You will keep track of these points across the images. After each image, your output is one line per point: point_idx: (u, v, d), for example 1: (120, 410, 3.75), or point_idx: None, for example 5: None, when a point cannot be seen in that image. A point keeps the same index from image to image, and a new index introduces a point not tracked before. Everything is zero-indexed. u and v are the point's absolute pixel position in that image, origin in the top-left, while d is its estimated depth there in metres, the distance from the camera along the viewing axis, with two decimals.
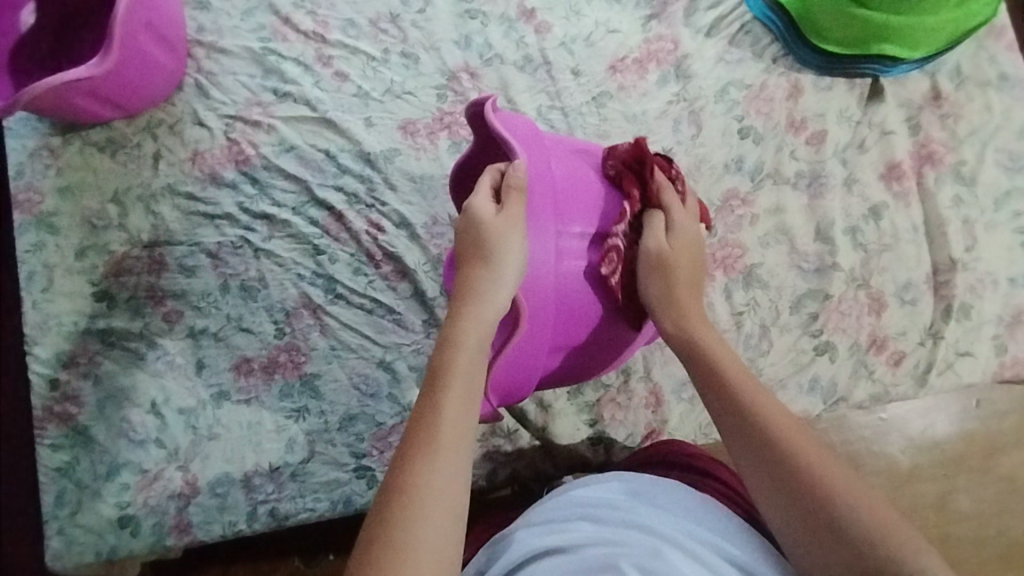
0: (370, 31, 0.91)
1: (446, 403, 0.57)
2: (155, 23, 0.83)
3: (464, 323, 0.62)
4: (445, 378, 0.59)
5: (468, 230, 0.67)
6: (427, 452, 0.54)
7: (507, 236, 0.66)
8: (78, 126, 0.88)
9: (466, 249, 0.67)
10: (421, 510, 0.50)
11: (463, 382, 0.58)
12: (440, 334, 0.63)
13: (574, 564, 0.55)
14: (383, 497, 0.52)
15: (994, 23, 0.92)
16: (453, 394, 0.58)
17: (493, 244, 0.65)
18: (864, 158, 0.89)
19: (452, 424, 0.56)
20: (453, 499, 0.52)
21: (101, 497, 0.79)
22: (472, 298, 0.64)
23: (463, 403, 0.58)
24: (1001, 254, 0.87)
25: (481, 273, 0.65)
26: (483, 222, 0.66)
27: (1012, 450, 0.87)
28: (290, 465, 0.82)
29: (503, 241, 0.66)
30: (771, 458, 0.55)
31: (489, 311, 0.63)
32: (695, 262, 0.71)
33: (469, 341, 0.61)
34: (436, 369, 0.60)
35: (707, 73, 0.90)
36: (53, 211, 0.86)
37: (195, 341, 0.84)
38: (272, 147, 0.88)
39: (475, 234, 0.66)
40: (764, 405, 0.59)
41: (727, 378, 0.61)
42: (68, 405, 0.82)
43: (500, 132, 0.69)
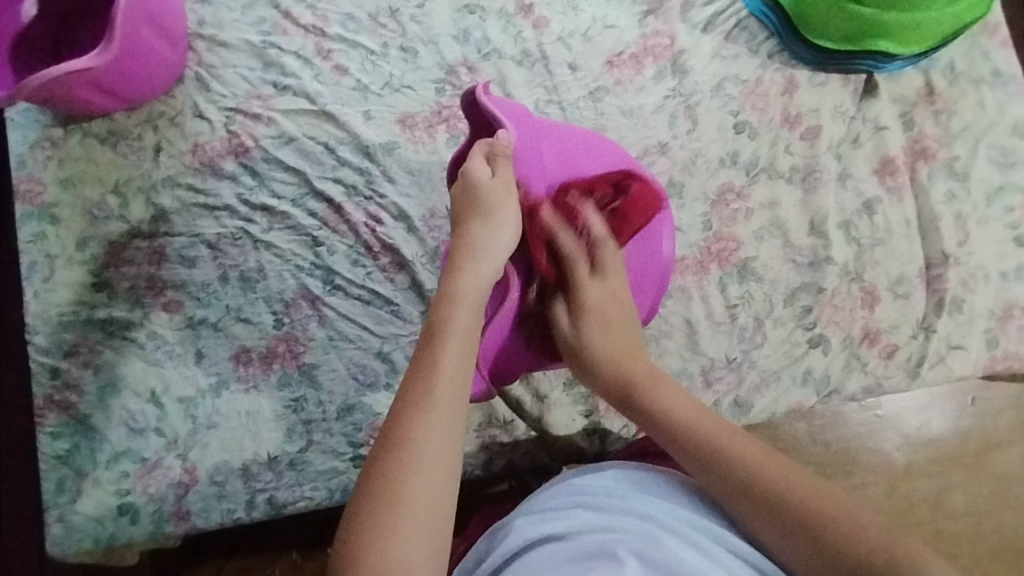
0: (369, 25, 0.92)
1: (443, 358, 0.58)
2: (156, 15, 0.83)
3: (462, 279, 0.64)
4: (442, 335, 0.60)
5: (462, 193, 0.69)
6: (423, 407, 0.55)
7: (503, 197, 0.68)
8: (79, 118, 0.89)
9: (462, 208, 0.69)
10: (417, 468, 0.52)
11: (459, 338, 0.60)
12: (438, 292, 0.64)
13: (572, 548, 0.56)
14: (378, 455, 0.54)
15: (988, 19, 0.93)
16: (449, 349, 0.59)
17: (489, 207, 0.68)
18: (858, 153, 0.89)
19: (448, 381, 0.57)
20: (449, 449, 0.54)
21: (100, 484, 0.80)
22: (470, 255, 0.66)
23: (460, 355, 0.59)
24: (992, 250, 0.87)
25: (479, 230, 0.67)
26: (477, 187, 0.68)
27: (1008, 447, 0.95)
28: (289, 454, 0.83)
29: (501, 204, 0.68)
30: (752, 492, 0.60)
31: (487, 268, 0.65)
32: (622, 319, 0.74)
33: (467, 298, 0.63)
34: (434, 326, 0.61)
35: (704, 69, 0.91)
36: (54, 201, 0.87)
37: (195, 332, 0.85)
38: (271, 140, 0.89)
39: (472, 196, 0.68)
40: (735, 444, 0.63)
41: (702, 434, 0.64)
42: (68, 393, 0.83)
43: (491, 112, 0.75)
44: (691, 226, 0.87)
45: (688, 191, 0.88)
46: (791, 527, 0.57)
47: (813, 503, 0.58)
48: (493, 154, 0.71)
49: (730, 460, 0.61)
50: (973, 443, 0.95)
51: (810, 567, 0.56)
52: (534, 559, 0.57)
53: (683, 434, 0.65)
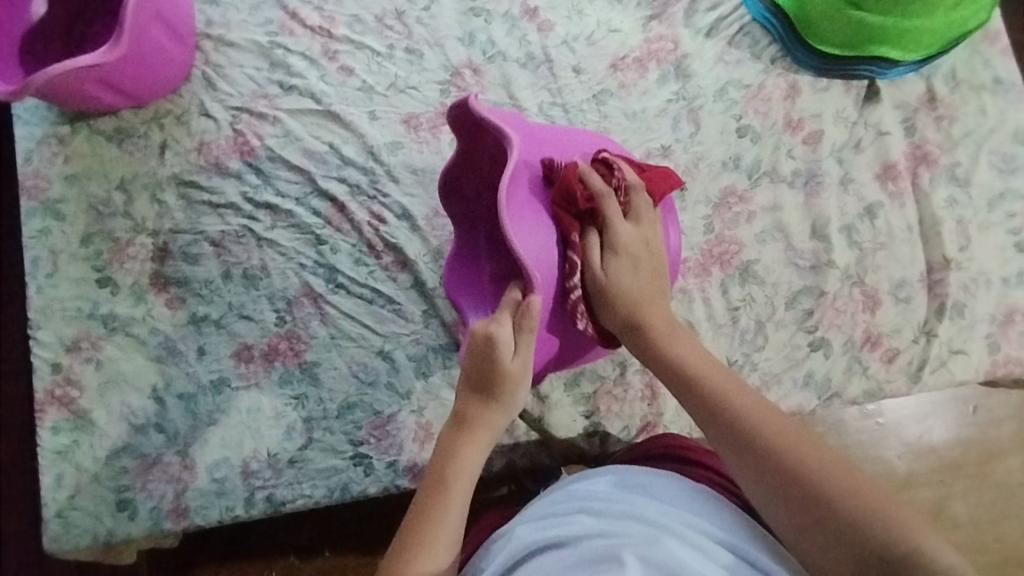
0: (375, 27, 0.93)
1: (444, 523, 0.61)
2: (165, 14, 0.84)
3: (464, 446, 0.65)
4: (447, 488, 0.63)
5: (480, 352, 0.67)
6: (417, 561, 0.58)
7: (519, 382, 0.67)
8: (87, 115, 0.89)
9: (473, 370, 0.67)
10: None
11: (459, 512, 0.62)
12: (445, 436, 0.66)
13: (573, 554, 0.56)
14: None
15: (989, 27, 0.93)
16: (452, 517, 0.61)
17: (504, 386, 0.67)
18: (860, 158, 0.90)
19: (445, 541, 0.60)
20: None
21: (99, 480, 0.81)
22: (475, 427, 0.66)
23: (459, 525, 0.61)
24: (994, 255, 0.88)
25: (491, 402, 0.67)
26: (501, 365, 0.66)
27: (1009, 457, 0.95)
28: (288, 452, 0.82)
29: (516, 389, 0.67)
30: (754, 459, 0.60)
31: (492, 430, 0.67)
32: (653, 263, 0.74)
33: (473, 455, 0.65)
34: (442, 480, 0.63)
35: (707, 73, 0.92)
36: (60, 197, 0.87)
37: (197, 328, 0.85)
38: (276, 139, 0.90)
39: (487, 364, 0.67)
40: (740, 405, 0.63)
41: (728, 402, 0.63)
42: (69, 388, 0.83)
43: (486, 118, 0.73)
44: (694, 229, 0.87)
45: (691, 193, 0.88)
46: (795, 492, 0.57)
47: (813, 475, 0.57)
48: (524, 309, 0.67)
49: (737, 420, 0.62)
50: (974, 451, 0.95)
51: (797, 526, 0.57)
52: (536, 568, 0.56)
53: (704, 392, 0.65)
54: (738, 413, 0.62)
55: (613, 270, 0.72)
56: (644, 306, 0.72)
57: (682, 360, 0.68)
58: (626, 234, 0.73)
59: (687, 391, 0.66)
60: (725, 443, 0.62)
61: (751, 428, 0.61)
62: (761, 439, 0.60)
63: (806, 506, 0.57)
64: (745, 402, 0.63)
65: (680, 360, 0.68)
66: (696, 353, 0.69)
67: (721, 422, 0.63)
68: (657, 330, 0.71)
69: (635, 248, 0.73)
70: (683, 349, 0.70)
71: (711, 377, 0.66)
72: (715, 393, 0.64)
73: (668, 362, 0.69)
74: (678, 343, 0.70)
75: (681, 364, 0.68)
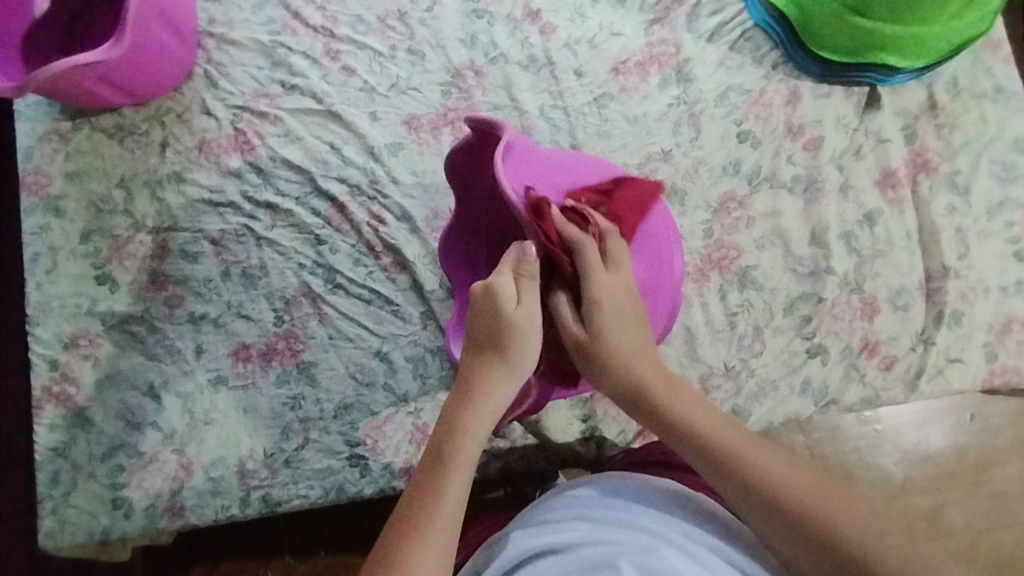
0: (378, 27, 0.93)
1: (446, 492, 0.59)
2: (168, 12, 0.84)
3: (470, 413, 0.65)
4: (449, 461, 0.61)
5: (484, 309, 0.68)
6: (422, 534, 0.57)
7: (525, 334, 0.67)
8: (89, 112, 0.89)
9: (480, 332, 0.68)
10: None
11: (461, 477, 0.61)
12: (446, 416, 0.65)
13: (569, 562, 0.56)
14: None
15: (991, 35, 0.93)
16: (454, 485, 0.60)
17: (511, 343, 0.66)
18: (860, 165, 0.90)
19: (448, 511, 0.59)
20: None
21: (96, 477, 0.81)
22: (481, 391, 0.66)
23: (461, 497, 0.60)
24: (993, 263, 0.88)
25: (494, 363, 0.67)
26: (503, 314, 0.67)
27: (1005, 465, 0.95)
28: (285, 452, 0.83)
29: (522, 341, 0.67)
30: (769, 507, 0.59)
31: (497, 402, 0.66)
32: (636, 309, 0.72)
33: (474, 428, 0.64)
34: (442, 453, 0.62)
35: (708, 78, 0.92)
36: (60, 194, 0.88)
37: (195, 327, 0.85)
38: (277, 138, 0.90)
39: (493, 321, 0.67)
40: (744, 454, 0.61)
41: (727, 449, 0.62)
42: (66, 385, 0.83)
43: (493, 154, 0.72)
44: (693, 234, 0.87)
45: (691, 199, 0.88)
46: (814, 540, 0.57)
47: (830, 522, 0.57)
48: (520, 273, 0.69)
49: (743, 468, 0.60)
50: (971, 459, 0.95)
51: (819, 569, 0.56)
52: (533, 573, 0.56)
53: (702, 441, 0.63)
54: (740, 461, 0.61)
55: (596, 320, 0.70)
56: (632, 352, 0.70)
57: (674, 404, 0.66)
58: (607, 282, 0.71)
59: (679, 438, 0.64)
60: (733, 491, 0.61)
61: (756, 475, 0.60)
62: (770, 489, 0.59)
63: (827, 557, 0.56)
64: (746, 450, 0.61)
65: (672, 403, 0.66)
66: (688, 399, 0.67)
67: (725, 471, 0.61)
68: (643, 375, 0.68)
69: (616, 295, 0.71)
70: (670, 388, 0.68)
71: (710, 425, 0.64)
72: (711, 440, 0.63)
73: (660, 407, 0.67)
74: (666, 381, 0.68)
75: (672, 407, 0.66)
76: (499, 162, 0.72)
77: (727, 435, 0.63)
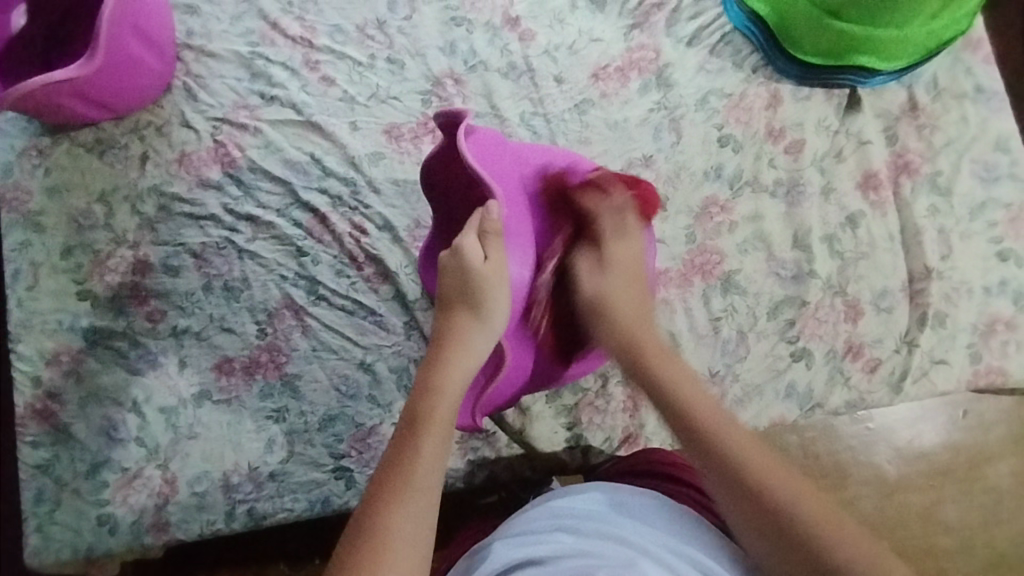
0: (357, 37, 0.92)
1: (426, 442, 0.58)
2: (142, 27, 0.83)
3: (446, 368, 0.65)
4: (425, 422, 0.60)
5: (452, 269, 0.70)
6: (401, 492, 0.55)
7: (493, 284, 0.69)
8: (68, 127, 0.89)
9: (450, 290, 0.70)
10: (390, 556, 0.51)
11: (441, 427, 0.60)
12: (420, 379, 0.65)
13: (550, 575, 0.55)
14: (352, 540, 0.53)
15: (971, 35, 0.93)
16: (430, 442, 0.58)
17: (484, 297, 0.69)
18: (842, 167, 0.90)
19: (428, 465, 0.57)
20: (422, 544, 0.53)
21: (80, 495, 0.80)
22: (456, 345, 0.67)
23: (439, 453, 0.58)
24: (977, 264, 0.87)
25: (466, 320, 0.69)
26: (472, 271, 0.69)
27: (999, 461, 0.94)
28: (269, 465, 0.82)
29: (494, 294, 0.69)
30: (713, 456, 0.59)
31: (470, 358, 0.67)
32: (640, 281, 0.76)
33: (448, 387, 0.63)
34: (417, 414, 0.61)
35: (688, 82, 0.91)
36: (40, 210, 0.87)
37: (178, 341, 0.85)
38: (257, 150, 0.89)
39: (461, 277, 0.69)
40: (701, 405, 0.63)
41: (706, 426, 0.61)
42: (49, 402, 0.82)
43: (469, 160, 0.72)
44: (675, 239, 0.87)
45: (673, 204, 0.88)
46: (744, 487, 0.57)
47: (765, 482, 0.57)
48: (484, 233, 0.71)
49: (698, 418, 0.62)
50: (964, 456, 0.94)
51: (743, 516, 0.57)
52: None
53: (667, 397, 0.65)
54: (746, 459, 0.58)
55: (602, 304, 0.74)
56: (628, 331, 0.72)
57: (686, 400, 0.64)
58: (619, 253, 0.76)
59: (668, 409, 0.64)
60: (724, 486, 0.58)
61: (720, 442, 0.60)
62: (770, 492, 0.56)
63: (769, 527, 0.56)
64: (756, 456, 0.58)
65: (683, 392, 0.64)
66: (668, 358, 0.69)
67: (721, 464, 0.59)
68: (649, 355, 0.69)
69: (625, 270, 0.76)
70: (682, 381, 0.66)
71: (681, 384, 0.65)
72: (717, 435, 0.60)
73: (667, 393, 0.65)
74: (675, 373, 0.67)
75: (681, 399, 0.64)
76: (461, 141, 0.73)
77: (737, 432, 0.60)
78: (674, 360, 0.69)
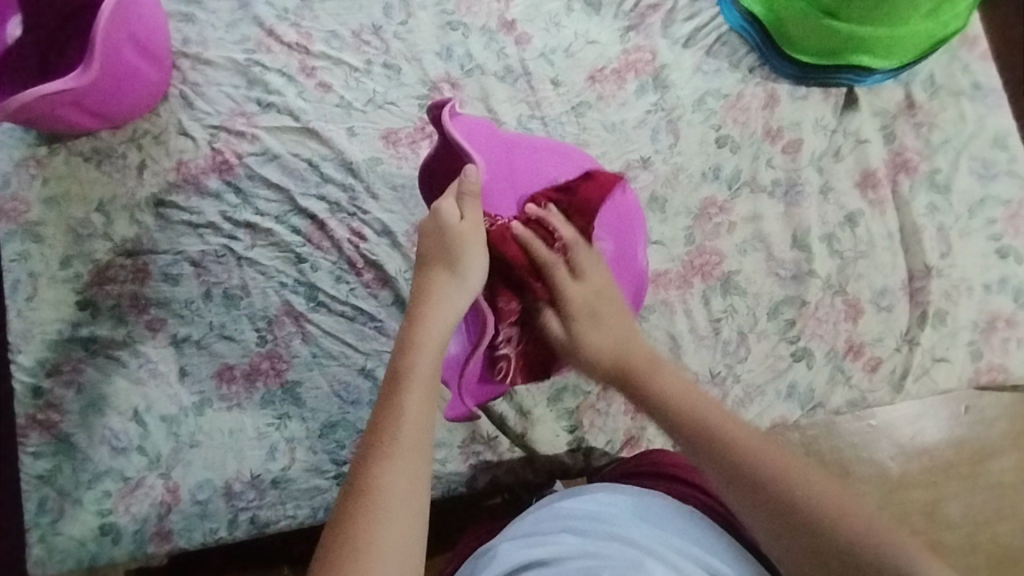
0: (352, 43, 0.92)
1: (411, 400, 0.58)
2: (139, 36, 0.83)
3: (425, 326, 0.63)
4: (408, 379, 0.59)
5: (430, 232, 0.68)
6: (390, 449, 0.54)
7: (471, 243, 0.67)
8: (65, 137, 0.89)
9: (428, 251, 0.68)
10: (385, 513, 0.51)
11: (425, 386, 0.58)
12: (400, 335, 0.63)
13: None
14: (345, 501, 0.53)
15: (967, 32, 0.93)
16: (415, 398, 0.58)
17: (460, 253, 0.66)
18: (840, 166, 0.90)
19: (414, 421, 0.56)
20: (414, 498, 0.53)
21: (82, 504, 0.80)
22: (433, 303, 0.64)
23: (425, 408, 0.58)
24: (976, 261, 0.87)
25: (443, 277, 0.66)
26: (449, 230, 0.67)
27: (1002, 456, 0.94)
28: (272, 472, 0.82)
29: (469, 251, 0.66)
30: (684, 428, 0.61)
31: (448, 312, 0.64)
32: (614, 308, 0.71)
33: (428, 344, 0.62)
34: (399, 369, 0.60)
35: (685, 83, 0.91)
36: (39, 220, 0.87)
37: (178, 350, 0.85)
38: (255, 157, 0.89)
39: (438, 240, 0.67)
40: (671, 390, 0.64)
41: (676, 406, 0.62)
42: (50, 413, 0.82)
43: (452, 138, 0.72)
44: (675, 240, 0.87)
45: (671, 205, 0.88)
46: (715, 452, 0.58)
47: (735, 445, 0.58)
48: (463, 194, 0.69)
49: (662, 399, 0.64)
50: (968, 452, 0.94)
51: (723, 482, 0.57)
52: None
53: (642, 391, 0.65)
54: (768, 475, 0.55)
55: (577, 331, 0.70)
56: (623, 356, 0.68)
57: (671, 397, 0.63)
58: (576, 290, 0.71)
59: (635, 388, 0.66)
60: (747, 500, 0.56)
61: (689, 417, 0.61)
62: (820, 522, 0.53)
63: (745, 489, 0.56)
64: (743, 435, 0.58)
65: (728, 438, 0.58)
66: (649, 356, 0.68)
67: (730, 474, 0.57)
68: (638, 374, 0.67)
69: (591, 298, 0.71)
70: (676, 387, 0.64)
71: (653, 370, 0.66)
72: (768, 489, 0.55)
73: (665, 406, 0.63)
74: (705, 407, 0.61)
75: (680, 408, 0.62)
76: (445, 121, 0.72)
77: (789, 477, 0.55)
78: (680, 384, 0.65)
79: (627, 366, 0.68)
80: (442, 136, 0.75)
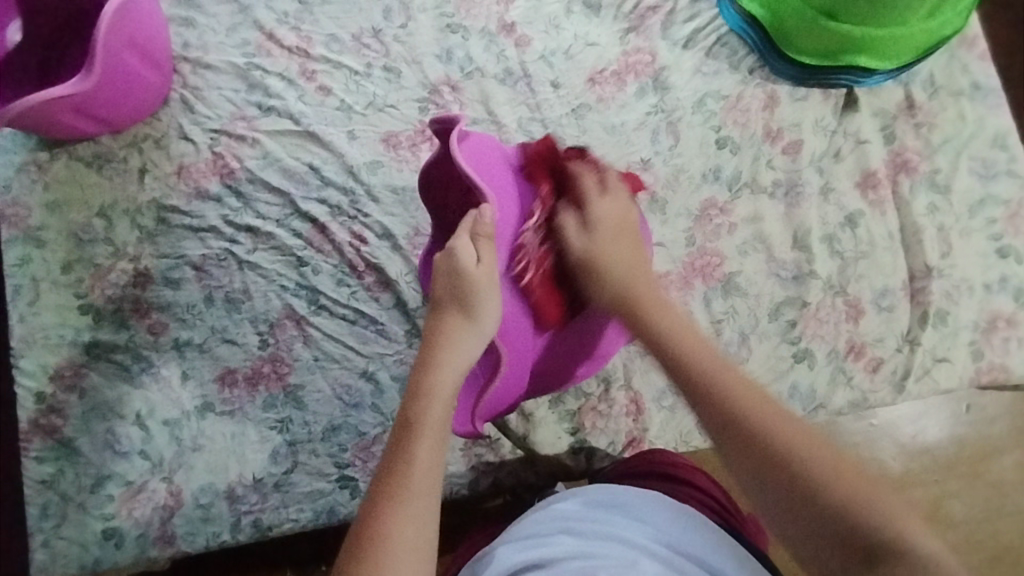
0: (353, 46, 0.92)
1: (421, 449, 0.58)
2: (139, 41, 0.84)
3: (437, 371, 0.63)
4: (418, 427, 0.59)
5: (445, 270, 0.67)
6: (398, 500, 0.55)
7: (484, 287, 0.66)
8: (65, 142, 0.89)
9: (442, 293, 0.67)
10: (393, 568, 0.52)
11: (436, 434, 0.59)
12: (412, 377, 0.63)
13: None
14: (352, 549, 0.53)
15: (966, 33, 0.93)
16: (426, 448, 0.58)
17: (475, 297, 0.66)
18: (840, 167, 0.90)
19: (424, 472, 0.57)
20: (423, 552, 0.53)
21: (85, 509, 0.80)
22: (446, 348, 0.64)
23: (435, 457, 0.58)
24: (976, 262, 0.88)
25: (458, 321, 0.66)
26: (465, 273, 0.66)
27: (1003, 454, 0.94)
28: (274, 476, 0.82)
29: (484, 294, 0.66)
30: (681, 368, 0.64)
31: (461, 358, 0.64)
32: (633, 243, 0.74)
33: (443, 388, 0.62)
34: (410, 416, 0.60)
35: (685, 85, 0.91)
36: (40, 225, 0.87)
37: (181, 354, 0.85)
38: (256, 161, 0.89)
39: (453, 280, 0.66)
40: (674, 331, 0.67)
41: (675, 348, 0.65)
42: (53, 417, 0.82)
43: (461, 167, 0.70)
44: (675, 242, 0.87)
45: (672, 206, 0.88)
46: (709, 392, 0.61)
47: (728, 390, 0.60)
48: (477, 235, 0.68)
49: (663, 337, 0.67)
50: (969, 451, 0.94)
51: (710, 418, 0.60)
52: None
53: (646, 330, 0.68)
54: (756, 420, 0.58)
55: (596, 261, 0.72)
56: (630, 292, 0.71)
57: (674, 337, 0.66)
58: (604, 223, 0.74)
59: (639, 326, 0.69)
60: (729, 441, 0.59)
61: (686, 362, 0.64)
62: (793, 467, 0.55)
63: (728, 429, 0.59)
64: (736, 383, 0.61)
65: (756, 423, 0.58)
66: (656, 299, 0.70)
67: (720, 414, 0.60)
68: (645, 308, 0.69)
69: (611, 229, 0.73)
70: (676, 329, 0.67)
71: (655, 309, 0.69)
72: (779, 449, 0.56)
73: (664, 346, 0.66)
74: (723, 375, 0.62)
75: (680, 350, 0.65)
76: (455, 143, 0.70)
77: (813, 462, 0.55)
78: (685, 326, 0.67)
79: (636, 304, 0.70)
80: (442, 145, 0.75)
